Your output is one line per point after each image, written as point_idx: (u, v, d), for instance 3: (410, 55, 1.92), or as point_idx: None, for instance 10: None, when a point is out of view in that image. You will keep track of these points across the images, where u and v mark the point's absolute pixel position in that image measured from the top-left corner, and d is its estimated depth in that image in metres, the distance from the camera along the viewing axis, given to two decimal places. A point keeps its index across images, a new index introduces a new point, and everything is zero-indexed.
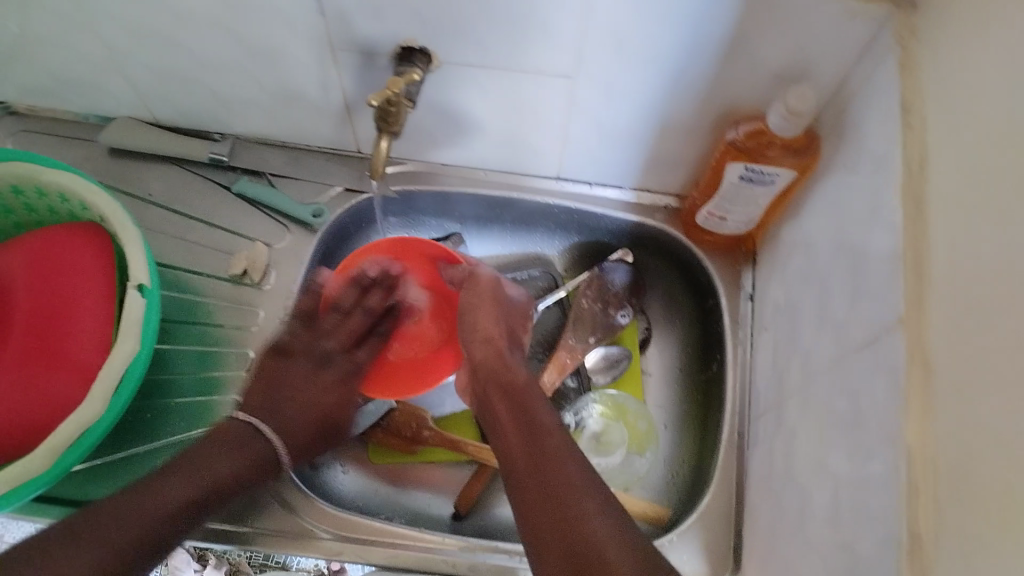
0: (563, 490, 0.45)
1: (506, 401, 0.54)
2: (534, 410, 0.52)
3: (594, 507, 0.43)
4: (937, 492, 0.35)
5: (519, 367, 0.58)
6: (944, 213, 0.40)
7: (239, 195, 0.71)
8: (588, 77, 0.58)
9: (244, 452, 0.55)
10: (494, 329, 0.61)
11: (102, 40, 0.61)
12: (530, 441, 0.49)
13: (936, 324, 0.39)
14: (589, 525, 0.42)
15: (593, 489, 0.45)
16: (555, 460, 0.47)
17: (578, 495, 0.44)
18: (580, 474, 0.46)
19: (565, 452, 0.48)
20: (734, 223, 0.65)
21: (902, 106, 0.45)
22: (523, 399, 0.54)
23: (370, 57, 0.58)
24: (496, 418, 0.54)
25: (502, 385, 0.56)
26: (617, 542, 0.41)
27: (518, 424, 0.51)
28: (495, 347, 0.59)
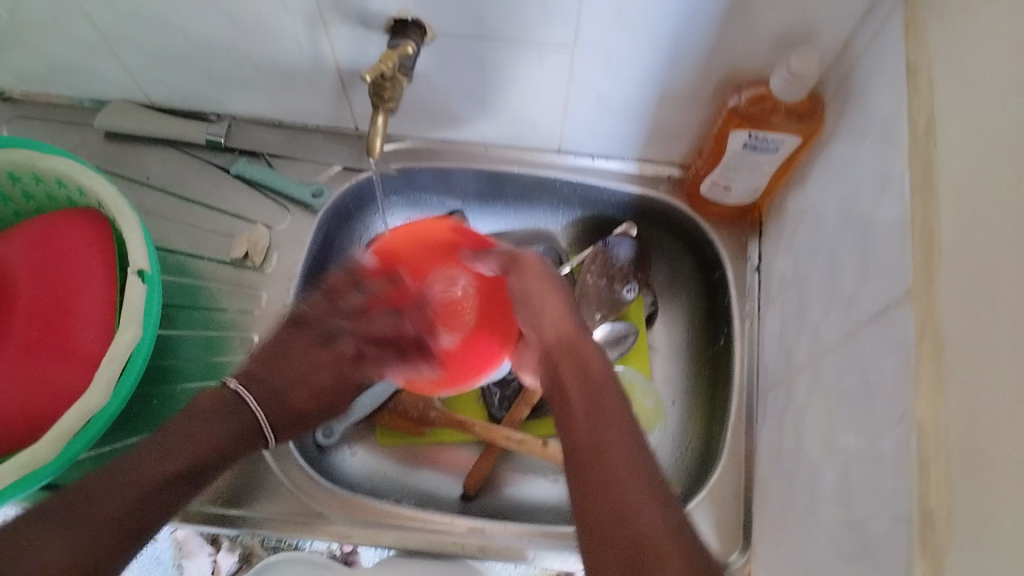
0: (623, 476, 0.41)
1: (579, 383, 0.49)
2: (602, 397, 0.47)
3: (648, 497, 0.39)
4: (947, 468, 0.35)
5: (591, 345, 0.52)
6: (952, 181, 0.39)
7: (238, 176, 0.70)
8: (588, 47, 0.56)
9: (233, 426, 0.52)
10: (562, 318, 0.55)
11: (91, 22, 0.60)
12: (597, 424, 0.44)
13: (944, 296, 0.38)
14: (641, 515, 0.38)
15: (650, 478, 0.40)
16: (609, 439, 0.43)
17: (633, 484, 0.40)
18: (640, 461, 0.42)
19: (627, 434, 0.43)
20: (738, 193, 0.64)
21: (910, 71, 0.44)
22: (597, 383, 0.48)
23: (364, 31, 0.57)
24: (563, 386, 0.50)
25: (579, 368, 0.50)
26: (674, 536, 0.37)
27: (585, 398, 0.47)
28: (564, 326, 0.54)
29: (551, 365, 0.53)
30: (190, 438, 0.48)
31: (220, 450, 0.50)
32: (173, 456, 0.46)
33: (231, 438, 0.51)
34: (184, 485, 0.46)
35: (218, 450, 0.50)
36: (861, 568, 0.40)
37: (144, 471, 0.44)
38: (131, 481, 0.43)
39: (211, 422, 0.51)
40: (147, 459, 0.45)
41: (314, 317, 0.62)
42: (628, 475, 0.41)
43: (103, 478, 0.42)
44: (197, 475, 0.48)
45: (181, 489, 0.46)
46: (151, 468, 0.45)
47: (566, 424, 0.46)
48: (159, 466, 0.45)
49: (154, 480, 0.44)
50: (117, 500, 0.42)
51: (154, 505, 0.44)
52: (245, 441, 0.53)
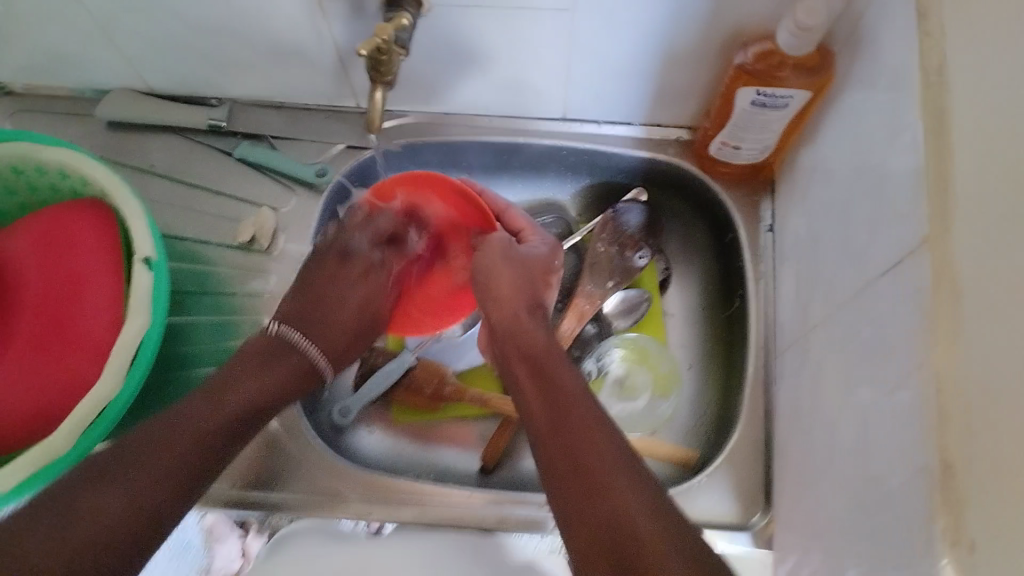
0: (590, 457, 0.42)
1: (526, 367, 0.51)
2: (556, 377, 0.49)
3: (618, 468, 0.41)
4: (966, 417, 0.34)
5: (539, 329, 0.55)
6: (965, 124, 0.37)
7: (241, 160, 0.70)
8: (588, 8, 0.55)
9: (285, 368, 0.56)
10: (516, 297, 0.57)
11: (87, 10, 0.60)
12: (551, 399, 0.47)
13: (961, 241, 0.36)
14: (618, 494, 0.40)
15: (619, 456, 0.42)
16: (581, 425, 0.44)
17: (605, 465, 0.42)
18: (608, 441, 0.43)
19: (592, 417, 0.45)
20: (748, 152, 0.63)
21: (918, 13, 0.42)
22: (545, 367, 0.50)
23: (359, 4, 0.56)
24: (517, 383, 0.51)
25: (522, 350, 0.53)
26: (631, 482, 0.41)
27: (537, 384, 0.49)
28: (513, 307, 0.56)
29: (501, 356, 0.55)
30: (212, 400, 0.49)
31: (262, 402, 0.52)
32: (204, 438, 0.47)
33: (278, 396, 0.54)
34: (218, 440, 0.48)
35: (266, 391, 0.53)
36: (882, 522, 0.39)
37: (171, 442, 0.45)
38: (152, 457, 0.43)
39: (257, 372, 0.53)
40: (178, 432, 0.46)
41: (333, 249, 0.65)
42: (598, 451, 0.43)
43: (127, 458, 0.43)
44: (221, 445, 0.48)
45: (218, 444, 0.48)
46: (191, 427, 0.46)
47: (524, 409, 0.49)
48: (186, 435, 0.46)
49: (179, 457, 0.45)
50: (143, 474, 0.42)
51: (176, 482, 0.44)
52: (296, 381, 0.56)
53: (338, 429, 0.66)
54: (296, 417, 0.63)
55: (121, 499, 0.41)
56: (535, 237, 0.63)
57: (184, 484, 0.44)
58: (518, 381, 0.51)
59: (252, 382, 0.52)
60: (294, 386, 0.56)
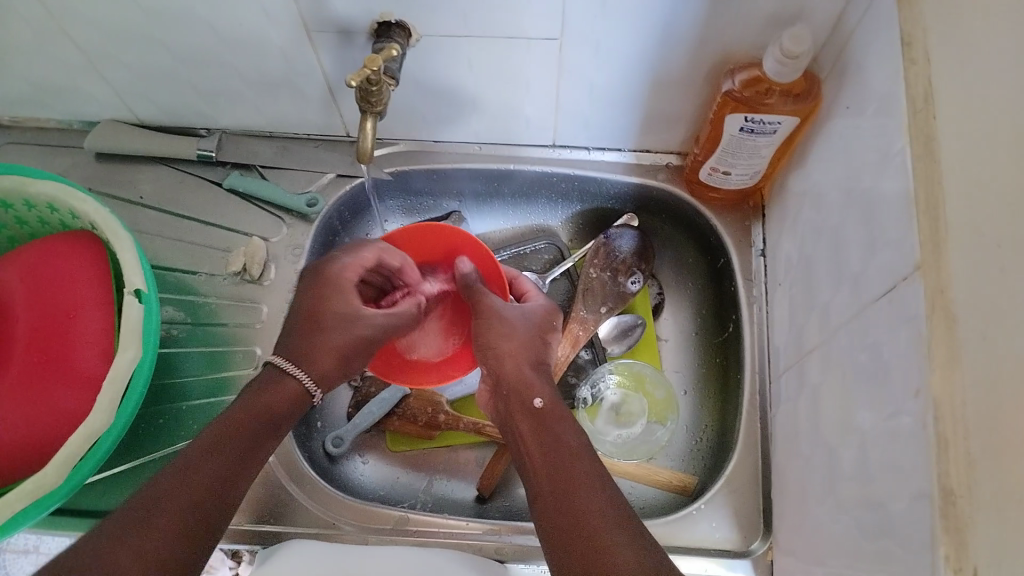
0: (588, 516, 0.42)
1: (531, 422, 0.50)
2: (559, 435, 0.48)
3: (621, 536, 0.41)
4: (967, 442, 0.33)
5: (543, 385, 0.53)
6: (957, 152, 0.37)
7: (232, 190, 0.70)
8: (576, 37, 0.55)
9: (280, 395, 0.51)
10: (520, 352, 0.55)
11: (75, 43, 0.60)
12: (556, 459, 0.46)
13: (955, 267, 0.36)
14: (612, 553, 0.40)
15: (621, 523, 0.42)
16: (585, 490, 0.44)
17: (609, 535, 0.41)
18: (611, 507, 0.43)
19: (596, 482, 0.44)
20: (739, 177, 0.63)
21: (905, 41, 0.43)
22: (551, 425, 0.49)
23: (349, 35, 0.56)
24: (519, 437, 0.50)
25: (523, 401, 0.51)
26: (626, 546, 0.41)
27: (539, 442, 0.48)
28: (517, 362, 0.54)
29: (503, 411, 0.53)
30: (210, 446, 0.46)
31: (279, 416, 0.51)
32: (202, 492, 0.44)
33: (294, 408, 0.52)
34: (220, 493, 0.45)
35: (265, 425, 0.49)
36: (884, 547, 0.39)
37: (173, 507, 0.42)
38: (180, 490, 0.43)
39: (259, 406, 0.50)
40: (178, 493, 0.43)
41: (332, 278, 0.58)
42: (601, 518, 0.42)
43: (126, 532, 0.40)
44: (236, 477, 0.46)
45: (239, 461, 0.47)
46: (189, 483, 0.44)
47: (528, 469, 0.47)
48: (186, 494, 0.43)
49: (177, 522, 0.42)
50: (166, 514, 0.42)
51: (197, 525, 0.43)
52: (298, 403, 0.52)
53: (331, 459, 0.65)
54: (288, 448, 0.62)
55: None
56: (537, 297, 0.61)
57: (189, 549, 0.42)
58: (519, 437, 0.50)
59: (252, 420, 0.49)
60: (293, 414, 0.52)
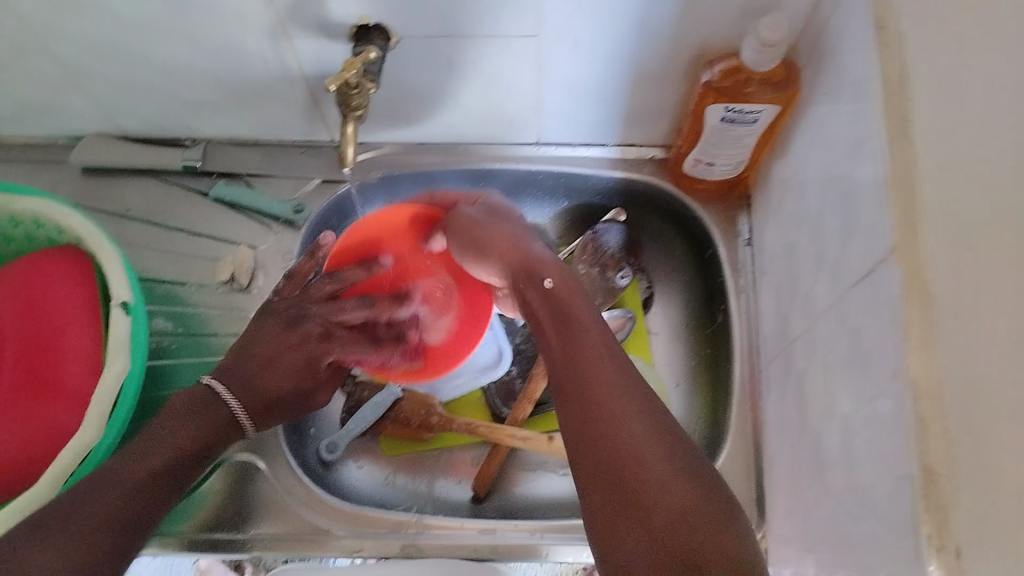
0: (602, 397, 0.41)
1: (554, 322, 0.46)
2: (576, 317, 0.46)
3: (631, 407, 0.40)
4: (946, 420, 0.33)
5: (552, 265, 0.51)
6: (932, 134, 0.37)
7: (218, 200, 0.70)
8: (554, 35, 0.55)
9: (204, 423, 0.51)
10: (512, 242, 0.54)
11: (55, 57, 0.60)
12: (571, 341, 0.44)
13: (931, 247, 0.36)
14: (629, 438, 0.39)
15: (632, 400, 0.40)
16: (597, 370, 0.42)
17: (621, 411, 0.40)
18: (627, 389, 0.41)
19: (612, 366, 0.42)
20: (722, 167, 0.63)
21: (877, 27, 0.43)
22: (568, 311, 0.47)
23: (329, 40, 0.56)
24: (533, 319, 0.49)
25: (555, 308, 0.47)
26: (648, 434, 0.39)
27: (557, 328, 0.46)
28: (516, 255, 0.53)
29: (516, 291, 0.52)
30: (150, 459, 0.47)
31: (187, 451, 0.50)
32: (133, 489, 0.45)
33: (201, 447, 0.51)
34: (139, 503, 0.45)
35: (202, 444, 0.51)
36: (870, 530, 0.39)
37: (95, 510, 0.43)
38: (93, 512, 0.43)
39: (175, 425, 0.50)
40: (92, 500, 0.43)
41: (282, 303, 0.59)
42: (613, 391, 0.41)
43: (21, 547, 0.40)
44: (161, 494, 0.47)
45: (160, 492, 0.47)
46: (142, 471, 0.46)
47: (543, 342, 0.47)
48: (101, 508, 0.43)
49: (99, 520, 0.43)
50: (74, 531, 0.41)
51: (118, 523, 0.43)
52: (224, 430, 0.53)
53: (326, 466, 0.65)
54: (282, 456, 0.62)
55: None
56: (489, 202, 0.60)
57: (115, 541, 0.43)
58: (539, 321, 0.48)
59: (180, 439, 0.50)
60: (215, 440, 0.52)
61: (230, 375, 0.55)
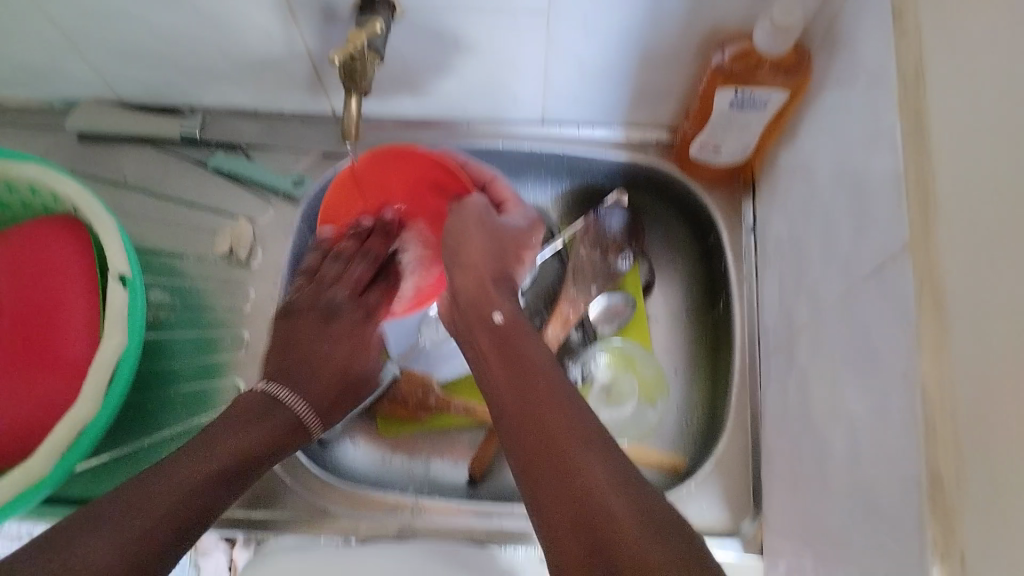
0: (554, 438, 0.42)
1: (496, 348, 0.50)
2: (523, 351, 0.49)
3: (590, 453, 0.41)
4: (955, 426, 0.33)
5: (501, 298, 0.54)
6: (947, 129, 0.37)
7: (217, 171, 0.69)
8: (564, 13, 0.54)
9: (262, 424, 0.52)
10: (482, 263, 0.56)
11: (51, 20, 0.58)
12: (518, 378, 0.47)
13: (944, 244, 0.36)
14: (583, 474, 0.40)
15: (594, 449, 0.41)
16: (547, 412, 0.44)
17: (574, 450, 0.41)
18: (583, 435, 0.42)
19: (563, 406, 0.44)
20: (729, 153, 0.62)
21: (895, 14, 0.42)
22: (514, 343, 0.50)
23: (333, 12, 0.55)
24: (480, 352, 0.51)
25: (494, 336, 0.51)
26: (602, 470, 0.40)
27: (508, 369, 0.48)
28: (478, 274, 0.56)
29: (461, 325, 0.55)
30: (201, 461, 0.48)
31: (250, 454, 0.50)
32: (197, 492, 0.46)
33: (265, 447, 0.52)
34: (202, 502, 0.46)
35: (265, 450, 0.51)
36: (872, 528, 0.39)
37: (151, 504, 0.44)
38: (149, 507, 0.44)
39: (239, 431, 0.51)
40: (153, 493, 0.44)
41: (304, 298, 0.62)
42: (574, 440, 0.42)
43: (81, 529, 0.42)
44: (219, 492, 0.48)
45: (218, 490, 0.48)
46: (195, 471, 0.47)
47: (491, 386, 0.49)
48: (163, 503, 0.44)
49: (162, 514, 0.44)
50: (128, 524, 0.42)
51: (182, 518, 0.45)
52: (291, 434, 0.54)
53: (321, 445, 0.65)
54: None
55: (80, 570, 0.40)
56: (516, 210, 0.60)
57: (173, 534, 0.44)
58: (484, 354, 0.51)
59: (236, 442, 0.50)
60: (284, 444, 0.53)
61: (286, 381, 0.57)
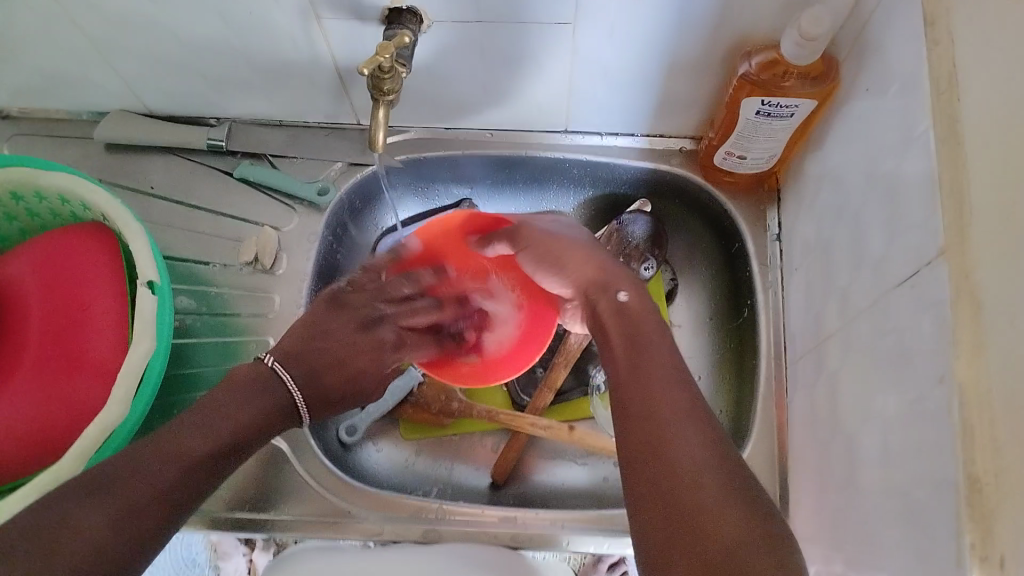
0: (665, 424, 0.39)
1: (625, 340, 0.46)
2: (652, 342, 0.45)
3: (698, 443, 0.38)
4: (995, 428, 0.33)
5: (627, 280, 0.51)
6: (983, 135, 0.37)
7: (242, 180, 0.69)
8: (590, 20, 0.54)
9: (261, 398, 0.48)
10: (584, 265, 0.54)
11: (81, 30, 0.59)
12: (641, 363, 0.43)
13: (980, 251, 0.36)
14: (694, 472, 0.36)
15: (705, 443, 0.38)
16: (661, 399, 0.40)
17: (685, 444, 0.37)
18: (697, 425, 0.39)
19: (681, 396, 0.40)
20: (754, 161, 0.62)
21: (926, 23, 0.42)
22: (644, 339, 0.45)
23: (361, 21, 0.55)
24: (607, 342, 0.47)
25: (626, 322, 0.47)
26: (717, 475, 0.36)
27: (633, 355, 0.44)
28: (595, 265, 0.53)
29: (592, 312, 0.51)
30: (203, 434, 0.43)
31: (243, 429, 0.46)
32: (185, 475, 0.41)
33: (262, 420, 0.48)
34: (191, 485, 0.41)
35: (255, 432, 0.47)
36: (907, 535, 0.39)
37: (141, 485, 0.39)
38: (136, 485, 0.39)
39: (237, 406, 0.46)
40: (139, 474, 0.39)
41: (354, 296, 0.59)
42: (682, 436, 0.38)
43: (65, 512, 0.36)
44: (210, 471, 0.43)
45: (210, 468, 0.43)
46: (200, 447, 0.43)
47: (612, 370, 0.45)
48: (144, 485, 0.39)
49: (152, 494, 0.39)
50: (117, 509, 0.37)
51: (169, 504, 0.40)
52: (280, 412, 0.49)
53: (346, 449, 0.65)
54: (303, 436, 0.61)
55: (82, 555, 0.35)
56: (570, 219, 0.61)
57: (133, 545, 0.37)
58: (608, 341, 0.47)
59: (234, 417, 0.46)
60: (280, 415, 0.49)
61: (297, 357, 0.53)
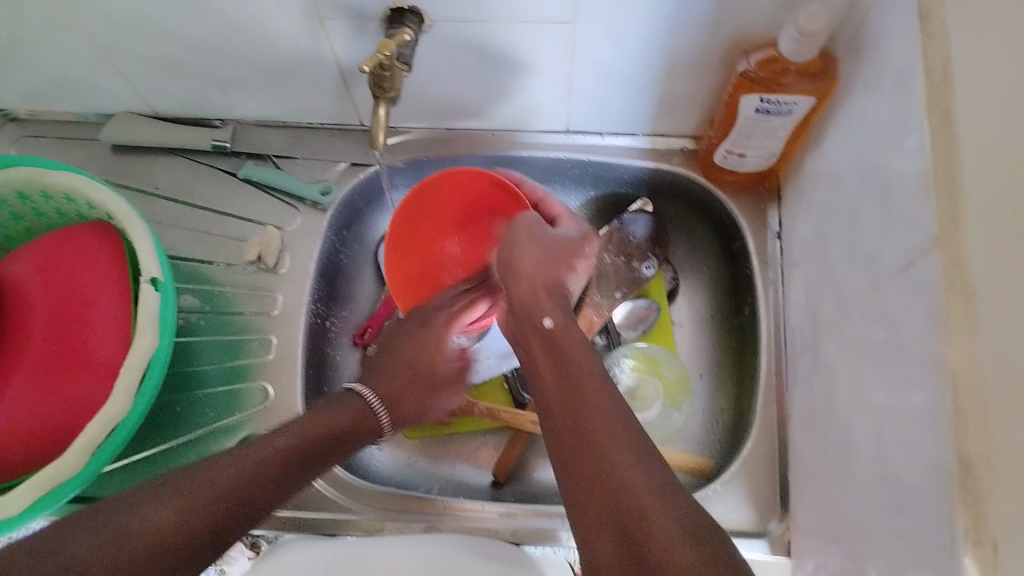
0: (596, 432, 0.44)
1: (544, 350, 0.53)
2: (567, 351, 0.51)
3: (629, 457, 0.42)
4: (987, 414, 0.33)
5: (554, 304, 0.56)
6: (978, 125, 0.37)
7: (247, 180, 0.70)
8: (588, 19, 0.54)
9: (332, 414, 0.56)
10: (535, 271, 0.57)
11: (88, 32, 0.60)
12: (563, 376, 0.49)
13: (974, 241, 0.36)
14: (625, 473, 0.41)
15: (634, 445, 0.43)
16: (592, 411, 0.46)
17: (615, 447, 0.43)
18: (628, 437, 0.44)
19: (604, 404, 0.46)
20: (753, 158, 0.62)
21: (921, 16, 0.42)
22: (561, 343, 0.52)
23: (362, 22, 0.56)
24: (533, 357, 0.53)
25: (543, 335, 0.53)
26: (645, 472, 0.41)
27: (555, 366, 0.51)
28: (531, 282, 0.57)
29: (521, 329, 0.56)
30: (284, 441, 0.51)
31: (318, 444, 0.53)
32: (268, 477, 0.49)
33: (339, 434, 0.55)
34: (268, 486, 0.49)
35: (327, 441, 0.54)
36: (902, 526, 0.38)
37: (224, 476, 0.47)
38: (233, 470, 0.47)
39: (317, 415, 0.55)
40: (224, 470, 0.47)
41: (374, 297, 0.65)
42: (616, 443, 0.43)
43: (153, 495, 0.44)
44: (291, 476, 0.51)
45: (283, 474, 0.50)
46: (247, 465, 0.48)
47: (540, 385, 0.51)
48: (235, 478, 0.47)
49: (234, 485, 0.47)
50: (197, 497, 0.44)
51: (236, 505, 0.46)
52: (356, 434, 0.57)
53: None
54: None
55: (152, 539, 0.42)
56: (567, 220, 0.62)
57: (206, 529, 0.44)
58: (534, 357, 0.53)
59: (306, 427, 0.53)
60: (356, 434, 0.57)
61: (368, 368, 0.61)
